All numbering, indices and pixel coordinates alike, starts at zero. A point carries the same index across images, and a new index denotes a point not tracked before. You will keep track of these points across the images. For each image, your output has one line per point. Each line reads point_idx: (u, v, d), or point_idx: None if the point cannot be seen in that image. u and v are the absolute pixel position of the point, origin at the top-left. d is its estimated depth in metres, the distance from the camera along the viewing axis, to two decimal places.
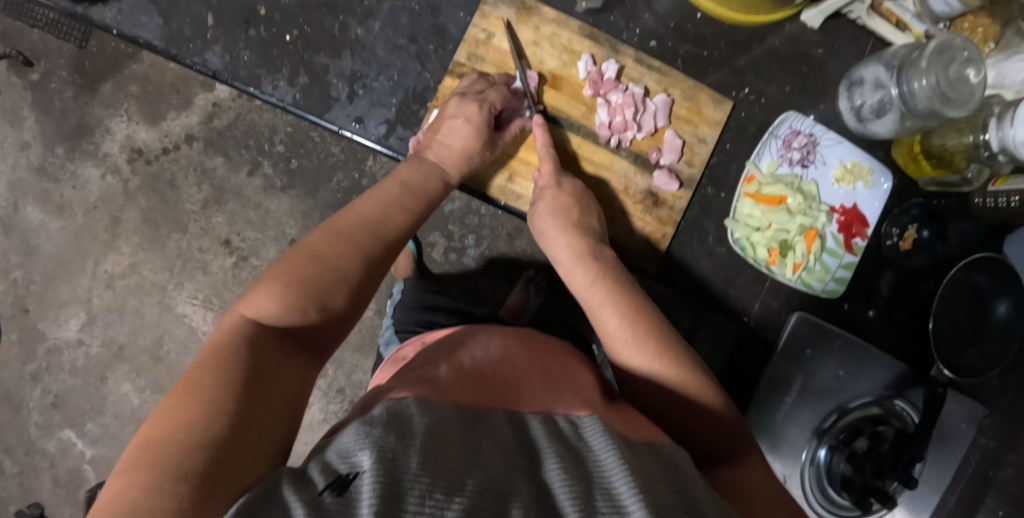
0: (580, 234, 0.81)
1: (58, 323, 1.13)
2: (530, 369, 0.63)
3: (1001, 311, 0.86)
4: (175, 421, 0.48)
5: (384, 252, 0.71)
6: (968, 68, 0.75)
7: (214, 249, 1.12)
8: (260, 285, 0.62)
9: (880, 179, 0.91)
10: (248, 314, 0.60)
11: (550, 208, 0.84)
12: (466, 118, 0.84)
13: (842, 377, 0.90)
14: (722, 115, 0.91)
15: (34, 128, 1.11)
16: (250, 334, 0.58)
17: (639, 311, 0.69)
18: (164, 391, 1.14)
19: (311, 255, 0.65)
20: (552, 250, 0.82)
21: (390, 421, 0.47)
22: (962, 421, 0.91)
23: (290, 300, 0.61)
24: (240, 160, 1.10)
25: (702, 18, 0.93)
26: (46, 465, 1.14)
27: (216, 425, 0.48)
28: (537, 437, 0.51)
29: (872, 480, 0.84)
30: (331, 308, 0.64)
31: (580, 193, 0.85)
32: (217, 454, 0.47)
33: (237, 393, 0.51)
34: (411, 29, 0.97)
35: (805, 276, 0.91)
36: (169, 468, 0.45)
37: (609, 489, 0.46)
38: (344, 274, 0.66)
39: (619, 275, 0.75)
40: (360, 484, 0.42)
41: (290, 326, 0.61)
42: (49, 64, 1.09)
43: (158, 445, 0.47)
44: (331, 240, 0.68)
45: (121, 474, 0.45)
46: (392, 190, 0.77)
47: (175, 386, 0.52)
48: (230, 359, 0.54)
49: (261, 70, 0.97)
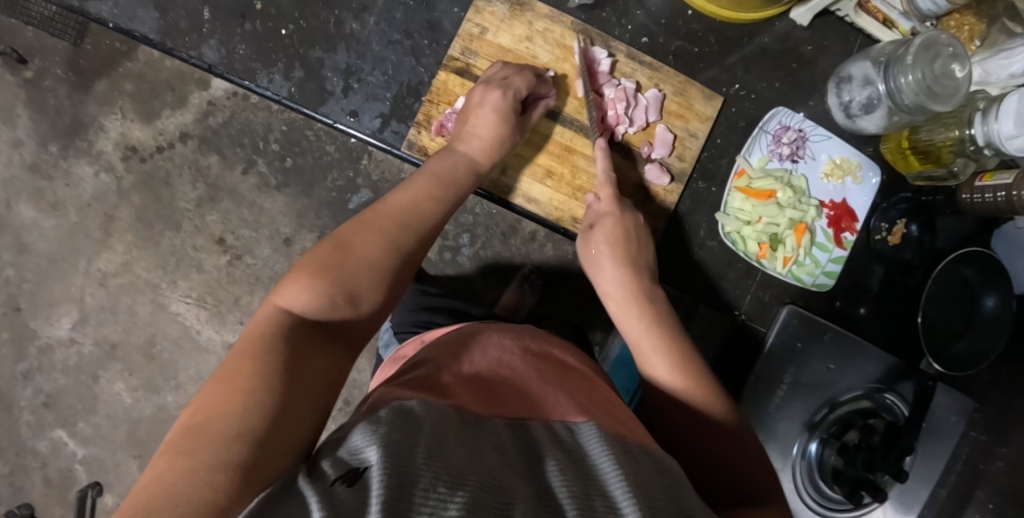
0: (635, 271, 0.80)
1: (51, 321, 1.13)
2: (530, 371, 0.63)
3: (989, 305, 0.89)
4: (215, 409, 0.49)
5: (413, 244, 0.71)
6: (952, 63, 0.76)
7: (208, 248, 1.12)
8: (293, 277, 0.62)
9: (869, 174, 0.92)
10: (281, 304, 0.60)
11: (607, 235, 0.83)
12: (493, 106, 0.84)
13: (833, 370, 0.90)
14: (712, 110, 0.92)
15: (27, 126, 1.11)
16: (287, 325, 0.58)
17: (671, 342, 0.71)
18: (157, 390, 1.13)
19: (343, 247, 0.66)
20: (602, 282, 0.82)
21: (396, 419, 0.48)
22: (952, 415, 0.92)
23: (322, 291, 0.61)
24: (235, 159, 1.11)
25: (692, 15, 0.94)
26: (37, 465, 1.13)
27: (254, 414, 0.49)
28: (536, 440, 0.52)
29: (863, 472, 0.84)
30: (364, 301, 0.64)
31: (638, 226, 0.85)
32: (254, 446, 0.47)
33: (272, 384, 0.52)
34: (405, 23, 0.98)
35: (795, 270, 0.92)
36: (207, 455, 0.45)
37: (605, 492, 0.47)
38: (376, 266, 0.66)
39: (664, 312, 0.75)
40: (369, 475, 0.42)
41: (321, 319, 0.61)
42: (43, 61, 1.09)
43: (200, 429, 0.47)
44: (363, 233, 0.68)
45: (162, 458, 0.46)
46: (424, 183, 0.78)
47: (215, 373, 0.52)
48: (268, 350, 0.54)
49: (255, 64, 0.98)
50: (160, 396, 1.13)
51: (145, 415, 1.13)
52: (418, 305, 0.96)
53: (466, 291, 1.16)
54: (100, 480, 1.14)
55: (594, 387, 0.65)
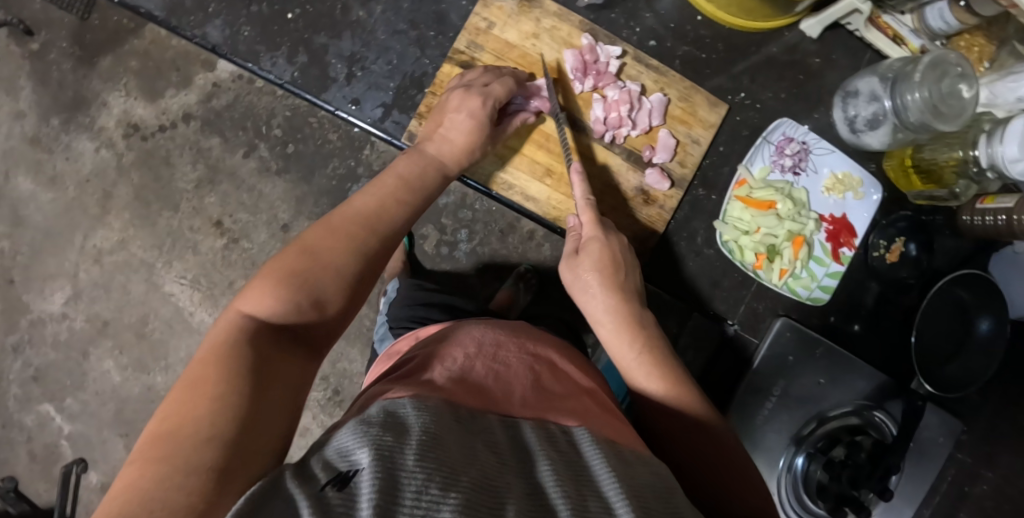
0: (623, 297, 0.78)
1: (43, 295, 1.12)
2: (523, 370, 0.62)
3: (983, 328, 0.89)
4: (183, 414, 0.48)
5: (380, 246, 0.70)
6: (960, 83, 0.76)
7: (205, 230, 1.11)
8: (256, 283, 0.61)
9: (870, 191, 0.92)
10: (243, 310, 0.59)
11: (593, 262, 0.81)
12: (469, 113, 0.83)
13: (822, 384, 0.90)
14: (716, 117, 0.92)
15: (30, 98, 1.10)
16: (250, 330, 0.57)
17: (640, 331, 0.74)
18: (147, 369, 1.12)
19: (306, 252, 0.64)
20: (590, 309, 0.79)
21: (388, 419, 0.47)
22: (940, 435, 0.92)
23: (284, 296, 0.60)
24: (236, 142, 1.09)
25: (702, 21, 0.93)
26: (23, 439, 1.13)
27: (225, 420, 0.48)
28: (527, 439, 0.51)
29: (847, 488, 0.83)
30: (328, 302, 0.63)
31: (625, 250, 0.83)
32: (226, 448, 0.46)
33: (240, 386, 0.51)
34: (411, 14, 1.03)
35: (790, 282, 0.92)
36: (179, 461, 0.45)
37: (599, 494, 0.46)
38: (339, 268, 0.65)
39: (659, 343, 0.73)
40: (359, 479, 0.41)
41: (287, 323, 0.60)
42: (49, 34, 1.09)
43: (171, 436, 0.47)
44: (328, 235, 0.67)
45: (133, 465, 0.45)
46: (389, 185, 0.76)
47: (177, 382, 0.51)
48: (231, 356, 0.53)
49: (261, 46, 1.05)
50: (150, 375, 1.12)
51: (133, 394, 1.13)
52: (412, 302, 0.96)
53: (461, 289, 1.15)
54: (85, 457, 1.13)
55: (584, 390, 0.63)
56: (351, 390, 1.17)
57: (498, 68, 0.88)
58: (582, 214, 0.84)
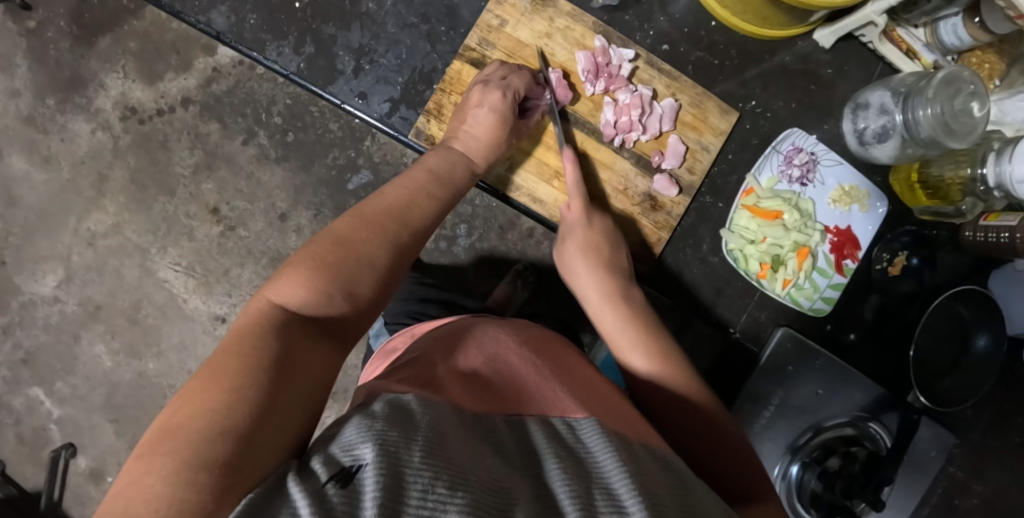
0: (611, 274, 0.80)
1: (35, 278, 1.11)
2: (527, 367, 0.60)
3: (980, 344, 0.90)
4: (197, 406, 0.47)
5: (411, 240, 0.70)
6: (973, 100, 0.76)
7: (201, 216, 1.09)
8: (288, 272, 0.61)
9: (876, 204, 0.92)
10: (274, 299, 0.59)
11: (579, 244, 0.83)
12: (492, 108, 0.83)
13: (821, 395, 0.91)
14: (726, 125, 0.92)
15: (26, 76, 1.08)
16: (279, 320, 0.56)
17: (636, 317, 0.74)
18: (138, 355, 1.11)
19: (340, 243, 0.65)
20: (581, 291, 0.81)
21: (392, 415, 0.46)
22: (932, 450, 0.92)
23: (318, 287, 0.60)
24: (235, 128, 1.08)
25: (716, 26, 0.93)
26: (11, 422, 1.11)
27: (238, 413, 0.47)
28: (533, 438, 0.50)
29: (840, 498, 0.83)
30: (359, 294, 0.63)
31: (608, 232, 0.85)
32: (239, 443, 0.45)
33: (259, 380, 0.50)
34: (423, 9, 1.03)
35: (793, 292, 0.92)
36: (189, 455, 0.43)
37: (607, 488, 0.45)
38: (371, 260, 0.65)
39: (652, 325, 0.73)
40: (363, 476, 0.40)
41: (317, 315, 0.59)
42: (47, 12, 1.07)
43: (180, 430, 0.45)
44: (361, 228, 0.67)
45: (140, 460, 0.43)
46: (419, 178, 0.77)
47: (197, 372, 0.50)
48: (257, 346, 0.52)
49: (266, 35, 1.04)
50: (142, 361, 1.11)
51: (124, 380, 1.11)
52: (408, 295, 0.95)
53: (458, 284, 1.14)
54: (73, 441, 1.12)
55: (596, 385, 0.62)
56: (344, 381, 1.16)
57: (517, 66, 0.88)
58: (571, 201, 0.86)
